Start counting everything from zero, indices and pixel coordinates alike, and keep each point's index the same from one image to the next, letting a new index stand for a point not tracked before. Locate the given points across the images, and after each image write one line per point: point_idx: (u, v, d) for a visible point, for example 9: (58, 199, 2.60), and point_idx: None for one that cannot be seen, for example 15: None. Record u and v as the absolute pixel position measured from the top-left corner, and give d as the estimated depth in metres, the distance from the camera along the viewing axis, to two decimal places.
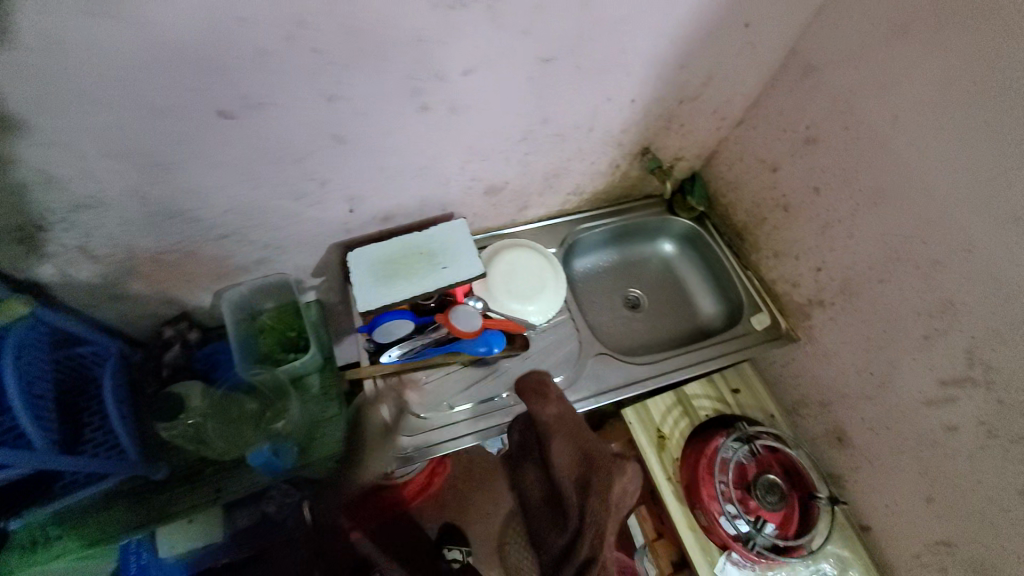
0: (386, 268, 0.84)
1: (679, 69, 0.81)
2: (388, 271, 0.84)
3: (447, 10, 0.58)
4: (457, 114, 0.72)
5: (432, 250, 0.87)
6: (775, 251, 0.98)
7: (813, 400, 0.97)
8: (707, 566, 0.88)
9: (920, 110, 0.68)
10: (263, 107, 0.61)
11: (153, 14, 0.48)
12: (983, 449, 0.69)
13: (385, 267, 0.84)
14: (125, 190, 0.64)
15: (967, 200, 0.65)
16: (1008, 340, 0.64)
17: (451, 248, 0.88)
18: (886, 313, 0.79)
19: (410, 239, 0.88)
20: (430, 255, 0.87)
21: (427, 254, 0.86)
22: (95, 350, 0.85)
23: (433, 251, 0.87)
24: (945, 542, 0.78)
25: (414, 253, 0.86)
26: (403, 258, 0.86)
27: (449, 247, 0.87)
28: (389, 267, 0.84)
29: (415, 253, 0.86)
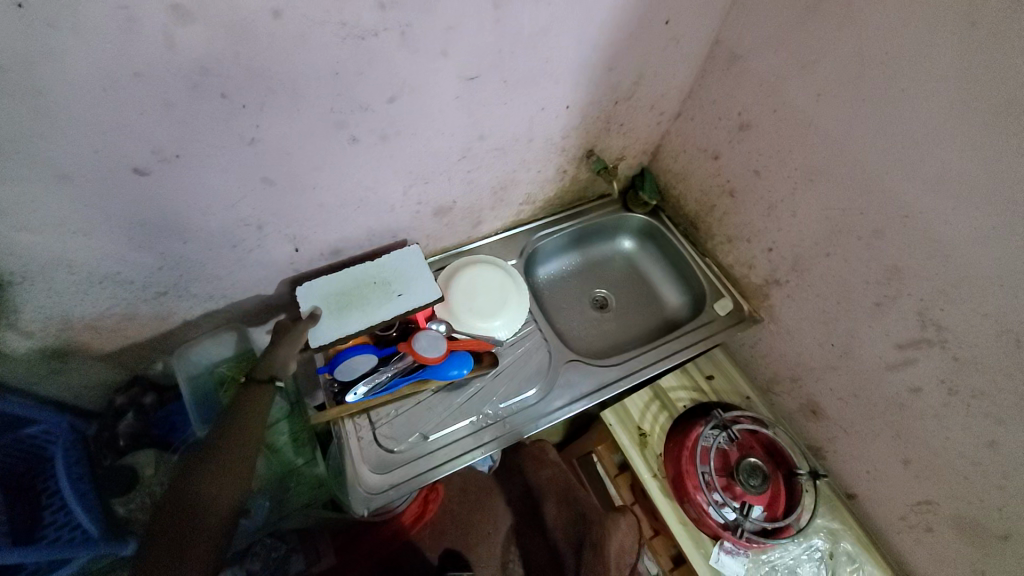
0: (343, 302, 0.82)
1: (608, 70, 0.81)
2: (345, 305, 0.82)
3: (358, 41, 0.56)
4: (390, 141, 0.71)
5: (386, 278, 0.85)
6: (729, 235, 0.99)
7: (784, 377, 0.97)
8: (702, 558, 0.87)
9: (840, 87, 0.69)
10: (179, 159, 0.58)
11: (38, 78, 0.45)
12: (948, 406, 0.71)
13: (341, 300, 0.82)
14: (44, 261, 0.62)
15: (898, 169, 0.66)
16: (955, 300, 0.65)
17: (405, 274, 0.86)
18: (839, 287, 0.80)
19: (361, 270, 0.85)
20: (384, 285, 0.85)
21: (383, 283, 0.85)
22: (45, 428, 0.81)
23: (386, 280, 0.85)
24: (928, 500, 0.79)
25: (369, 283, 0.84)
26: (358, 289, 0.83)
27: (403, 274, 0.86)
28: (344, 300, 0.82)
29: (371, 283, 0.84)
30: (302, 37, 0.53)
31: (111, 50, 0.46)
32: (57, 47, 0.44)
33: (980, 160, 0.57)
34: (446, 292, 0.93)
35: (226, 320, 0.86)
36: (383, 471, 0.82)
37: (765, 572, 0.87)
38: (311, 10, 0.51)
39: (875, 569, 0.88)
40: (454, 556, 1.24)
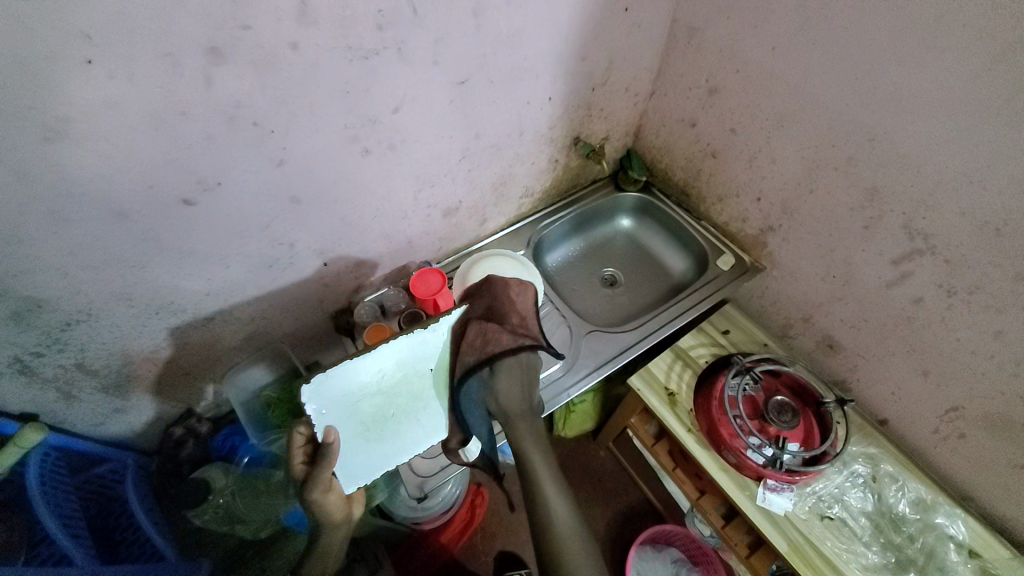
0: (371, 418, 0.71)
1: (582, 60, 0.89)
2: (375, 419, 0.71)
3: (362, 60, 0.64)
4: (396, 149, 0.78)
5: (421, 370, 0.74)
6: (719, 194, 1.06)
7: (796, 318, 1.02)
8: (749, 501, 0.90)
9: (790, 38, 0.77)
10: (219, 186, 0.65)
11: (100, 127, 0.53)
12: (950, 309, 0.75)
13: (367, 414, 0.70)
14: (109, 298, 0.69)
15: (857, 98, 0.72)
16: (933, 206, 0.70)
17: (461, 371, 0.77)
18: (828, 218, 0.86)
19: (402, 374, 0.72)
20: (419, 374, 0.74)
21: (416, 374, 0.73)
22: (112, 466, 0.88)
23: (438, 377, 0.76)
24: (955, 407, 0.81)
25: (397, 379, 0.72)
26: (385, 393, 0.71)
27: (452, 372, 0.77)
28: (375, 410, 0.71)
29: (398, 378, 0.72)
30: (316, 63, 0.61)
31: (158, 93, 0.53)
32: (116, 96, 0.52)
33: (925, 74, 0.64)
34: (467, 284, 0.99)
35: (268, 341, 0.93)
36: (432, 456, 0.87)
37: (811, 504, 0.90)
38: (322, 38, 0.59)
39: (919, 485, 0.90)
40: (509, 556, 1.23)
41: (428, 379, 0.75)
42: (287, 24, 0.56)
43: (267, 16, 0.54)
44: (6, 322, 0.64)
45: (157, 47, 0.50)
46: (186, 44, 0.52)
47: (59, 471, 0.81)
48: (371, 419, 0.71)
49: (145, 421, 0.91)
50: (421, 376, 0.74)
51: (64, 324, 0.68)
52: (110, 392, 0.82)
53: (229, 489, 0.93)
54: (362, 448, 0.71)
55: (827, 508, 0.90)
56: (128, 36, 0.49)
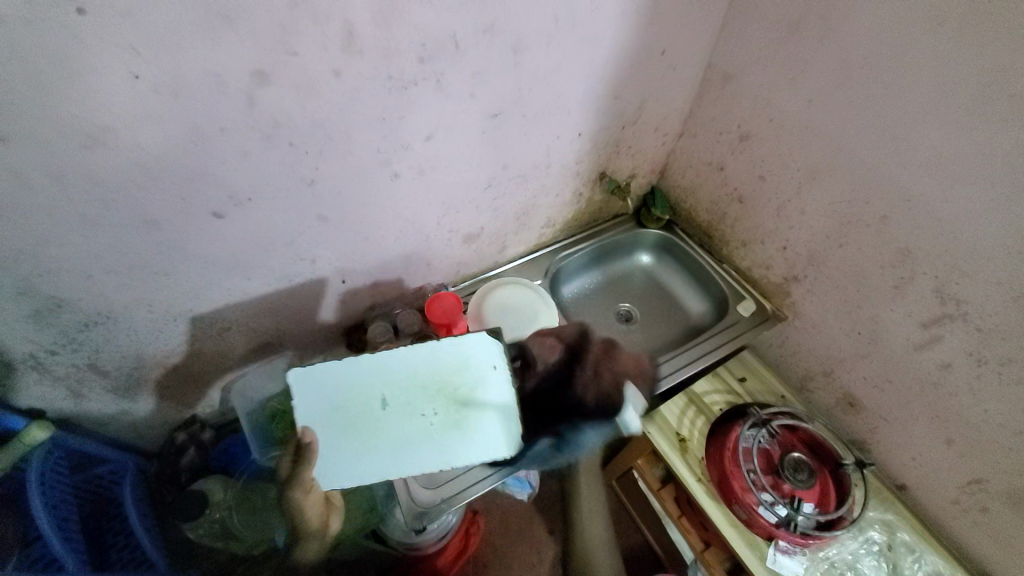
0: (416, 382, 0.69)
1: (615, 98, 0.90)
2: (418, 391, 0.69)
3: (402, 89, 0.65)
4: (425, 175, 0.79)
5: (361, 410, 0.67)
6: (743, 239, 1.05)
7: (815, 372, 0.99)
8: (758, 561, 0.86)
9: (828, 94, 0.77)
10: (249, 202, 0.66)
11: (139, 137, 0.53)
12: (980, 379, 0.72)
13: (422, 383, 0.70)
14: (131, 301, 0.69)
15: (894, 159, 0.71)
16: (967, 273, 0.68)
17: (333, 436, 0.66)
18: (857, 274, 0.84)
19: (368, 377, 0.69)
20: (359, 404, 0.68)
21: (369, 394, 0.69)
22: (113, 468, 0.88)
23: (354, 421, 0.67)
24: (978, 481, 0.78)
25: (388, 389, 0.69)
26: (400, 388, 0.69)
27: (338, 428, 0.67)
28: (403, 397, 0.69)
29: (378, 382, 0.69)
30: (356, 90, 0.62)
31: (202, 111, 0.54)
32: (159, 108, 0.52)
33: (964, 143, 0.63)
34: (482, 312, 0.98)
35: (279, 353, 0.92)
36: (434, 486, 0.87)
37: (824, 570, 0.86)
38: (365, 67, 0.60)
39: (937, 559, 0.86)
40: None
41: (365, 424, 0.67)
42: (334, 52, 0.57)
43: (314, 43, 0.55)
44: (27, 318, 0.64)
45: (206, 67, 0.51)
46: (234, 67, 0.53)
47: (61, 470, 0.80)
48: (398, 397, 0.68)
49: (148, 424, 0.91)
50: (371, 404, 0.68)
51: (83, 324, 0.68)
52: (119, 392, 0.82)
53: (227, 504, 0.92)
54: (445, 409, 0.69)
55: None
56: (180, 54, 0.50)
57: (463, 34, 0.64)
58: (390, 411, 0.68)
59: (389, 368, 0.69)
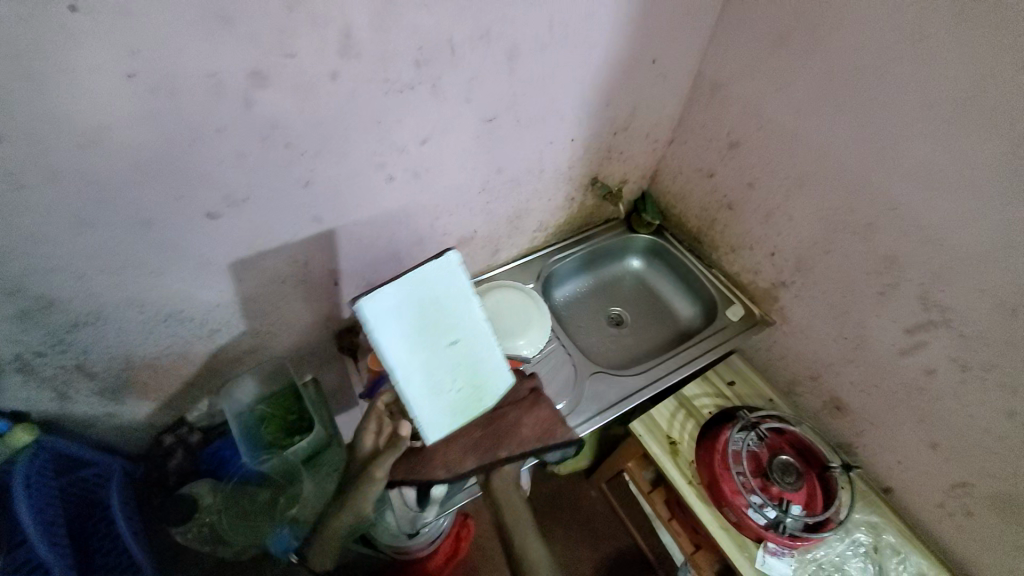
0: (472, 383, 0.68)
1: (607, 105, 0.92)
2: (466, 386, 0.67)
3: (398, 93, 0.66)
4: (419, 178, 0.79)
5: (444, 323, 0.64)
6: (732, 245, 1.07)
7: (803, 376, 1.01)
8: (747, 563, 0.87)
9: (814, 103, 0.79)
10: (244, 203, 0.66)
11: (134, 136, 0.53)
12: (963, 382, 0.73)
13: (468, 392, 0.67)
14: (122, 301, 0.68)
15: (878, 168, 0.74)
16: (950, 279, 0.70)
17: (416, 313, 0.62)
18: (842, 280, 0.86)
19: (449, 316, 0.65)
20: (439, 319, 0.64)
21: (449, 325, 0.65)
22: (98, 470, 0.87)
23: (428, 308, 0.63)
24: (962, 483, 0.79)
25: (466, 339, 0.67)
26: (465, 362, 0.67)
27: (421, 304, 0.63)
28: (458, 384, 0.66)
29: (472, 336, 0.67)
30: (352, 94, 0.62)
31: (198, 111, 0.55)
32: (151, 107, 0.52)
33: (945, 152, 0.65)
34: None
35: (270, 356, 0.92)
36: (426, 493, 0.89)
37: (811, 572, 0.87)
38: (362, 70, 0.61)
39: (921, 560, 0.88)
40: None
41: (433, 332, 0.64)
42: (331, 55, 0.57)
43: (312, 47, 0.56)
44: (14, 318, 0.63)
45: (204, 68, 0.52)
46: (232, 68, 0.53)
47: (45, 474, 0.79)
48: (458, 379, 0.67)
49: (134, 427, 0.89)
50: (445, 332, 0.65)
51: (71, 325, 0.68)
52: (107, 394, 0.80)
53: (216, 506, 0.93)
54: (449, 412, 0.66)
55: None
56: (175, 53, 0.50)
57: (459, 40, 0.65)
58: (450, 346, 0.65)
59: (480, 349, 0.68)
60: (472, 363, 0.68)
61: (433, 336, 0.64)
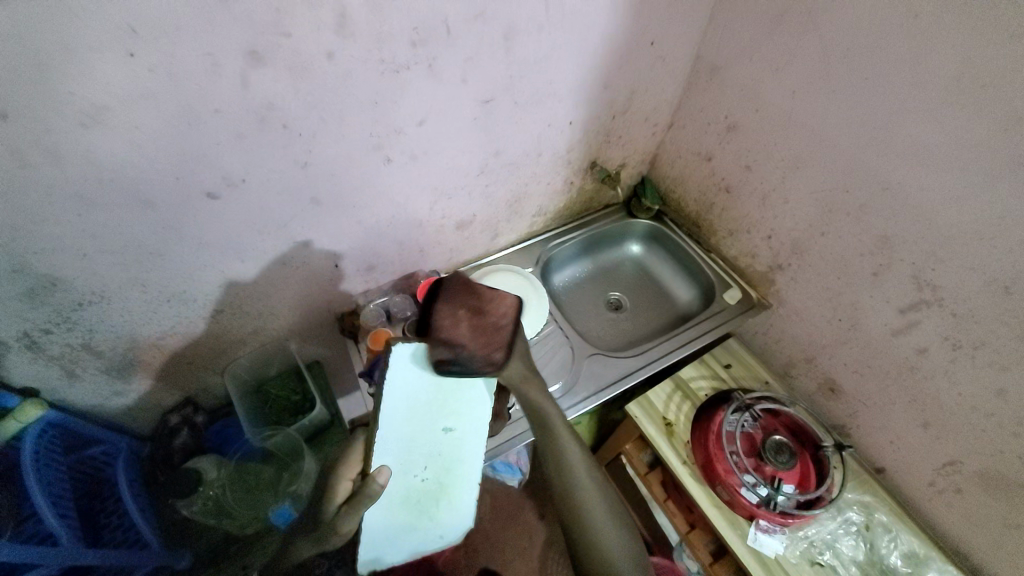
0: (438, 481, 0.75)
1: (605, 88, 0.92)
2: (432, 482, 0.75)
3: (394, 73, 0.66)
4: (417, 160, 0.80)
5: (451, 398, 0.71)
6: (729, 229, 1.07)
7: (799, 358, 1.02)
8: (739, 540, 0.88)
9: (811, 84, 0.79)
10: (243, 183, 0.67)
11: (132, 116, 0.54)
12: (954, 361, 0.74)
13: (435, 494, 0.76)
14: (125, 281, 0.70)
15: (873, 148, 0.74)
16: (943, 260, 0.71)
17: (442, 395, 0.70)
18: (838, 261, 0.86)
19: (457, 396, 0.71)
20: (439, 409, 0.71)
21: (449, 416, 0.72)
22: (106, 449, 0.89)
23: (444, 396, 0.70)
24: (953, 462, 0.81)
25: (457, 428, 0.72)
26: (440, 455, 0.73)
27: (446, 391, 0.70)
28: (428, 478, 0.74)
29: (467, 436, 0.73)
30: (348, 74, 0.63)
31: (195, 91, 0.55)
32: (151, 87, 0.53)
33: (938, 132, 0.65)
34: None
35: (273, 338, 0.93)
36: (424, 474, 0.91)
37: (803, 548, 0.89)
38: (357, 50, 0.61)
39: (912, 538, 0.89)
40: None
41: (436, 413, 0.71)
42: (327, 34, 0.58)
43: (308, 26, 0.56)
44: (21, 297, 0.65)
45: (199, 47, 0.52)
46: (228, 47, 0.54)
47: (54, 450, 0.83)
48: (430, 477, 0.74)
49: (140, 407, 0.91)
50: (448, 420, 0.72)
51: (77, 304, 0.69)
52: (113, 374, 0.82)
53: (221, 481, 0.96)
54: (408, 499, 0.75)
55: (818, 554, 0.88)
56: (174, 31, 0.50)
57: (455, 20, 0.65)
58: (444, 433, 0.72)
59: (467, 454, 0.74)
60: (450, 462, 0.74)
61: (432, 418, 0.71)
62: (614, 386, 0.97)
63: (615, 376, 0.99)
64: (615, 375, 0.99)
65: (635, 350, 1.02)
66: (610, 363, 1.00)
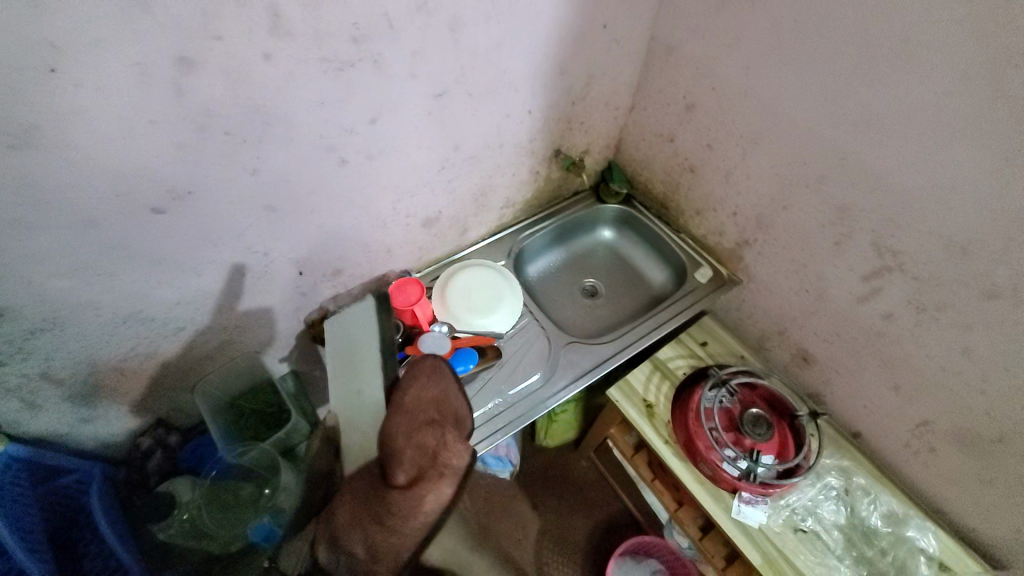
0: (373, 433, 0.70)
1: (562, 74, 0.91)
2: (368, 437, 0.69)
3: (339, 72, 0.64)
4: (374, 160, 0.78)
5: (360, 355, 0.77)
6: (697, 208, 1.08)
7: (772, 331, 1.03)
8: (725, 514, 0.90)
9: (764, 58, 0.79)
10: (192, 195, 0.65)
11: (63, 133, 0.52)
12: (920, 324, 0.76)
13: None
14: (77, 305, 0.67)
15: (826, 118, 0.74)
16: (901, 225, 0.72)
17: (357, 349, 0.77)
18: (802, 233, 0.87)
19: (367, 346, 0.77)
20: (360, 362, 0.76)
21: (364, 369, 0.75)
22: (79, 477, 0.87)
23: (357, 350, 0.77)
24: (924, 421, 0.83)
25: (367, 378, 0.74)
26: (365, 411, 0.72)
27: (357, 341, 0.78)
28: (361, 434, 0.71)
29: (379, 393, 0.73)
30: (290, 75, 0.61)
31: (129, 103, 0.53)
32: (79, 103, 0.51)
33: (887, 99, 0.66)
34: (445, 295, 0.99)
35: (242, 351, 0.91)
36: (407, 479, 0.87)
37: (786, 517, 0.90)
38: (298, 51, 0.59)
39: (891, 498, 0.92)
40: None
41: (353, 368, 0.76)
42: (263, 36, 0.56)
43: (242, 28, 0.54)
44: None
45: (128, 57, 0.50)
46: (159, 55, 0.52)
47: (22, 482, 0.80)
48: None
49: (111, 433, 0.89)
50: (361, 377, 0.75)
51: (28, 332, 0.67)
52: (77, 400, 0.80)
53: (196, 503, 0.94)
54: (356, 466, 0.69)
55: (801, 521, 0.90)
56: (98, 43, 0.48)
57: (397, 14, 0.63)
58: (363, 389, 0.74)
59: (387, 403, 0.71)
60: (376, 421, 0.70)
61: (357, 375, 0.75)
62: (591, 374, 0.98)
63: (591, 363, 0.99)
64: (591, 362, 0.99)
65: (609, 336, 1.02)
66: (585, 350, 1.01)
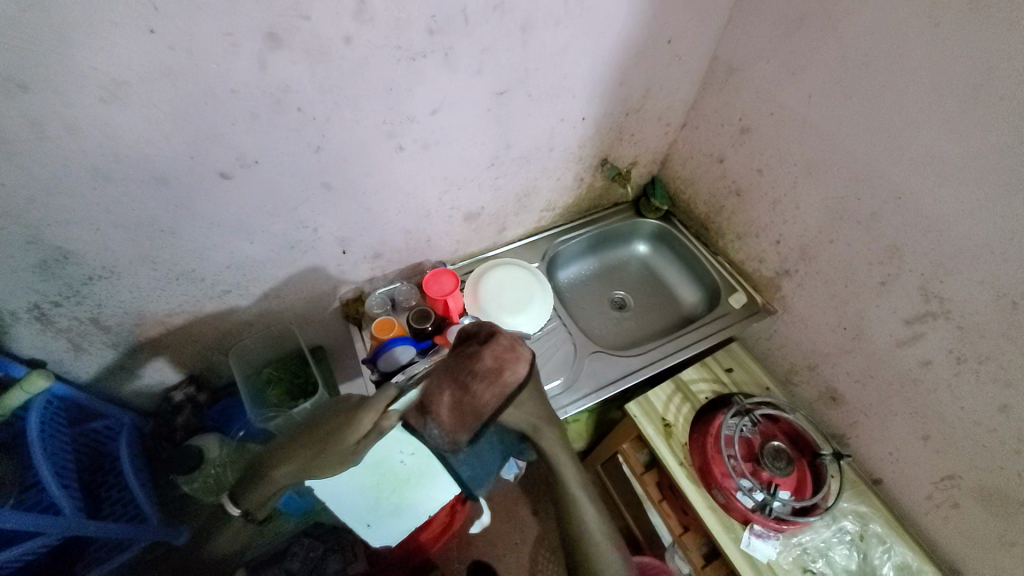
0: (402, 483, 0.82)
1: (620, 85, 0.91)
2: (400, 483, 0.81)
3: (410, 60, 0.66)
4: (428, 149, 0.80)
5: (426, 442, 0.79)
6: (739, 233, 1.07)
7: (801, 365, 1.02)
8: (733, 544, 0.89)
9: (828, 89, 0.78)
10: (256, 165, 0.67)
11: (150, 93, 0.54)
12: (958, 375, 0.74)
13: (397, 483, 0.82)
14: (135, 258, 0.70)
15: (886, 156, 0.73)
16: (952, 272, 0.70)
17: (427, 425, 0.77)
18: (846, 270, 0.86)
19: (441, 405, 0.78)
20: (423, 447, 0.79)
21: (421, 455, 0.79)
22: (108, 423, 0.91)
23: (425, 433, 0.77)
24: (950, 476, 0.80)
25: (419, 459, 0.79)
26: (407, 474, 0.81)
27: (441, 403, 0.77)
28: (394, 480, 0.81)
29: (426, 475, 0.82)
30: (364, 59, 0.63)
31: (213, 70, 0.55)
32: (171, 64, 0.53)
33: (953, 143, 0.65)
34: (477, 290, 0.99)
35: (278, 320, 0.94)
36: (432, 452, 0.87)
37: (796, 555, 0.89)
38: (374, 36, 0.61)
39: (906, 550, 0.89)
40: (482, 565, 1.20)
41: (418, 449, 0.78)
42: (345, 19, 0.58)
43: (327, 8, 0.56)
44: (33, 269, 0.65)
45: (220, 27, 0.53)
46: (247, 26, 0.54)
47: (60, 420, 0.84)
48: (409, 463, 0.79)
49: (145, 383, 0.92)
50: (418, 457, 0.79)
51: (87, 278, 0.70)
52: (120, 349, 0.83)
53: (221, 461, 0.95)
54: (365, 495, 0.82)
55: (811, 562, 0.88)
56: (192, 9, 0.50)
57: (472, 10, 0.65)
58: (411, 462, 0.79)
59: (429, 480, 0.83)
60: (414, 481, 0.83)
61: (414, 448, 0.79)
62: (613, 386, 0.97)
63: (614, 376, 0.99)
64: (614, 375, 0.99)
65: (635, 350, 1.02)
66: (609, 363, 1.00)
